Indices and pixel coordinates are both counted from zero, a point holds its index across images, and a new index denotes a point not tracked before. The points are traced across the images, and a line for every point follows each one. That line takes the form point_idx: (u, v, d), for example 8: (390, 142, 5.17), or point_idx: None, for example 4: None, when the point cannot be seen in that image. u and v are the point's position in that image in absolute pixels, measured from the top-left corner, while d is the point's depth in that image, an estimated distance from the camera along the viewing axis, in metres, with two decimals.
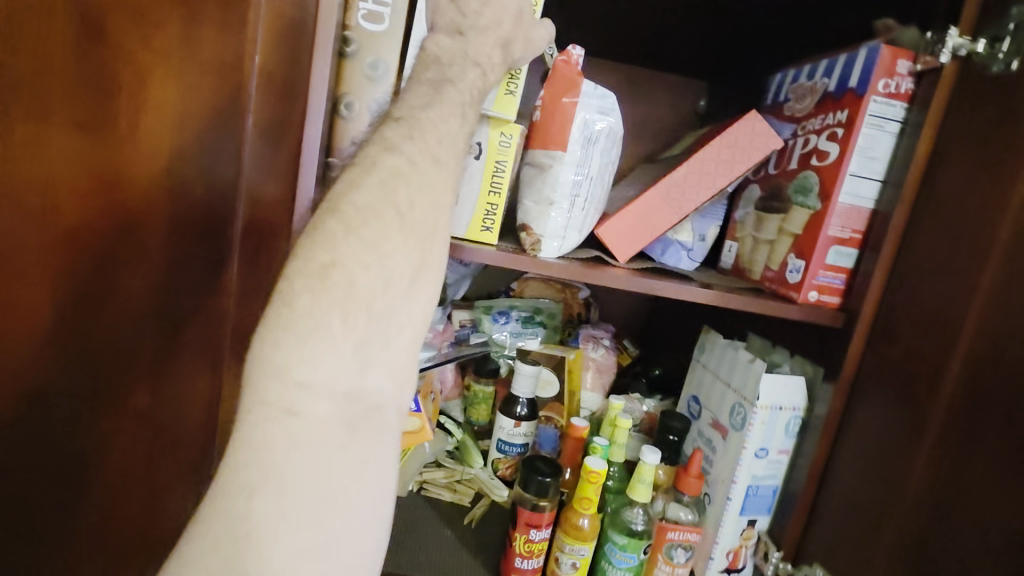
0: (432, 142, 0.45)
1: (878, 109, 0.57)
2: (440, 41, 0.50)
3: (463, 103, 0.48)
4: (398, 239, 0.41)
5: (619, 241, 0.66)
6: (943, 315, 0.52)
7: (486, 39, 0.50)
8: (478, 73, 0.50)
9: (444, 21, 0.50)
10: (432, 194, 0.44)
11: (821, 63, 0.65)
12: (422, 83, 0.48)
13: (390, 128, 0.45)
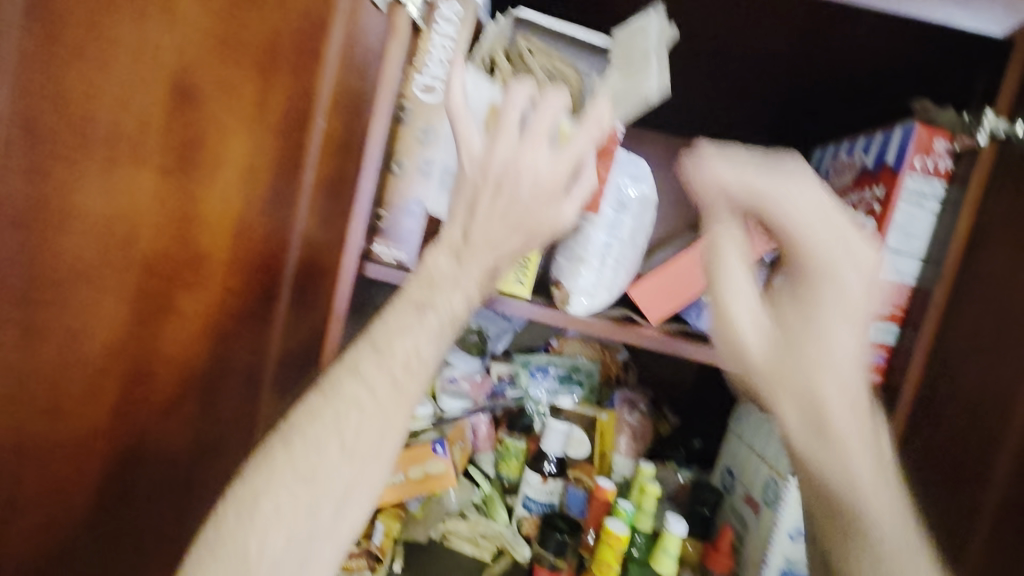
0: (398, 371, 0.50)
1: (916, 187, 0.57)
2: (440, 262, 0.52)
3: (441, 329, 0.51)
4: (378, 413, 0.49)
5: (652, 304, 0.67)
6: (987, 403, 0.49)
7: (481, 259, 0.53)
8: (464, 301, 0.52)
9: (452, 235, 0.53)
10: (382, 420, 0.49)
11: (860, 140, 0.65)
12: (406, 301, 0.51)
13: (363, 358, 0.49)
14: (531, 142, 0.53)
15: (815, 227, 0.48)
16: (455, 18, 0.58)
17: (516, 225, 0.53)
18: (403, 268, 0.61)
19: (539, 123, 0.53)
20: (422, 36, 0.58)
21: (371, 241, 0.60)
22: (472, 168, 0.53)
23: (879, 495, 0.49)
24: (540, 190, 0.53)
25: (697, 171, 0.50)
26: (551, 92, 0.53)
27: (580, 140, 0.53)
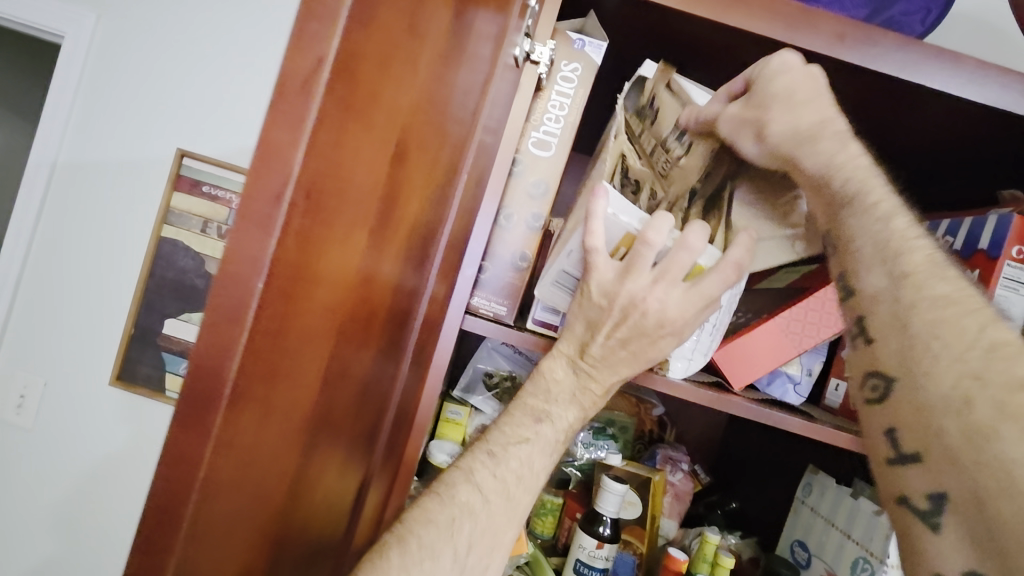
0: (511, 482, 0.48)
1: (1012, 273, 0.59)
2: (558, 372, 0.50)
3: (554, 445, 0.50)
4: (490, 529, 0.47)
5: (734, 370, 0.67)
6: None
7: (596, 382, 0.50)
8: (579, 416, 0.51)
9: (569, 347, 0.50)
10: (493, 532, 0.47)
11: (946, 221, 0.67)
12: (524, 410, 0.50)
13: (479, 465, 0.48)
14: (660, 286, 0.47)
15: (812, 86, 0.51)
16: (574, 76, 0.58)
17: (635, 359, 0.49)
18: (503, 323, 0.58)
19: (676, 264, 0.46)
20: (542, 93, 0.57)
21: (471, 294, 0.58)
22: (598, 293, 0.48)
23: (949, 369, 0.39)
24: (667, 331, 0.48)
25: (692, 114, 0.54)
26: (695, 225, 0.46)
27: (714, 280, 0.47)
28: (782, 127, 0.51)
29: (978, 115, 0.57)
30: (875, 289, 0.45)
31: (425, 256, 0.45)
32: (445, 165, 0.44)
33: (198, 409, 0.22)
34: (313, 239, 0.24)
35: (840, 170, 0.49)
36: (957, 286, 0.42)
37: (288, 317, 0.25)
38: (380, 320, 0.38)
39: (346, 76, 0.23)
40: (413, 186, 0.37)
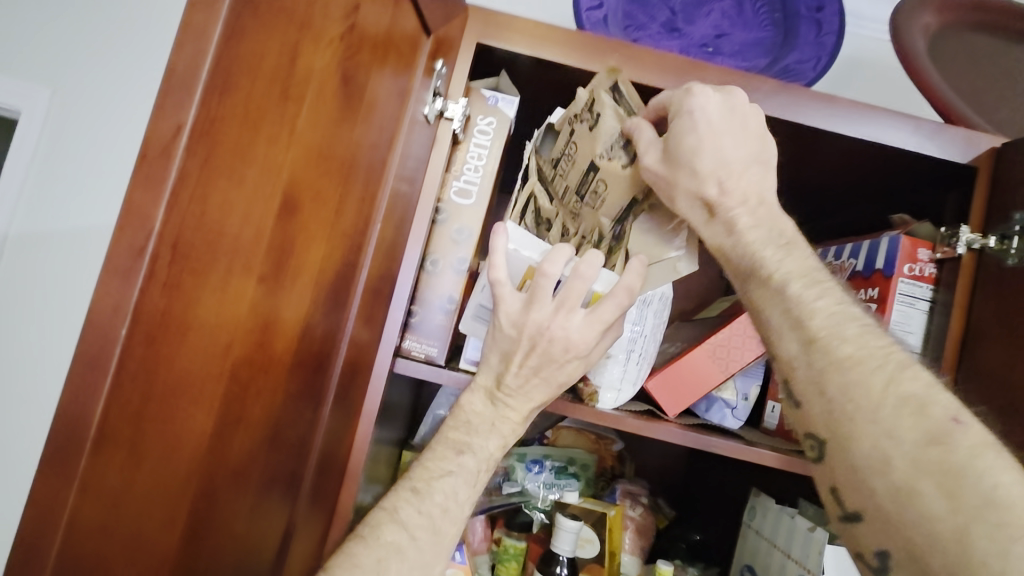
0: (438, 516, 0.49)
1: (906, 290, 0.62)
2: (475, 405, 0.53)
3: (476, 475, 0.51)
4: (421, 564, 0.47)
5: (668, 397, 0.69)
6: None
7: (514, 410, 0.52)
8: (499, 446, 0.52)
9: (486, 380, 0.53)
10: (423, 569, 0.47)
11: (847, 247, 0.71)
12: (445, 443, 0.52)
13: (405, 503, 0.48)
14: (561, 314, 0.50)
15: (722, 140, 0.52)
16: (490, 130, 0.62)
17: (547, 384, 0.52)
18: (434, 363, 0.61)
19: (572, 292, 0.49)
20: (460, 145, 0.62)
21: (402, 336, 0.60)
22: (505, 332, 0.51)
23: (868, 431, 0.42)
24: (572, 355, 0.51)
25: (638, 128, 0.53)
26: (589, 255, 0.49)
27: (609, 306, 0.50)
28: (690, 196, 0.53)
29: (857, 150, 0.63)
30: (789, 356, 0.47)
31: (343, 301, 0.47)
32: (362, 215, 0.47)
33: (64, 457, 0.24)
34: (182, 277, 0.27)
35: (737, 241, 0.52)
36: (865, 346, 0.44)
37: (154, 354, 0.27)
38: (282, 368, 0.39)
39: (228, 123, 0.27)
40: (312, 239, 0.39)
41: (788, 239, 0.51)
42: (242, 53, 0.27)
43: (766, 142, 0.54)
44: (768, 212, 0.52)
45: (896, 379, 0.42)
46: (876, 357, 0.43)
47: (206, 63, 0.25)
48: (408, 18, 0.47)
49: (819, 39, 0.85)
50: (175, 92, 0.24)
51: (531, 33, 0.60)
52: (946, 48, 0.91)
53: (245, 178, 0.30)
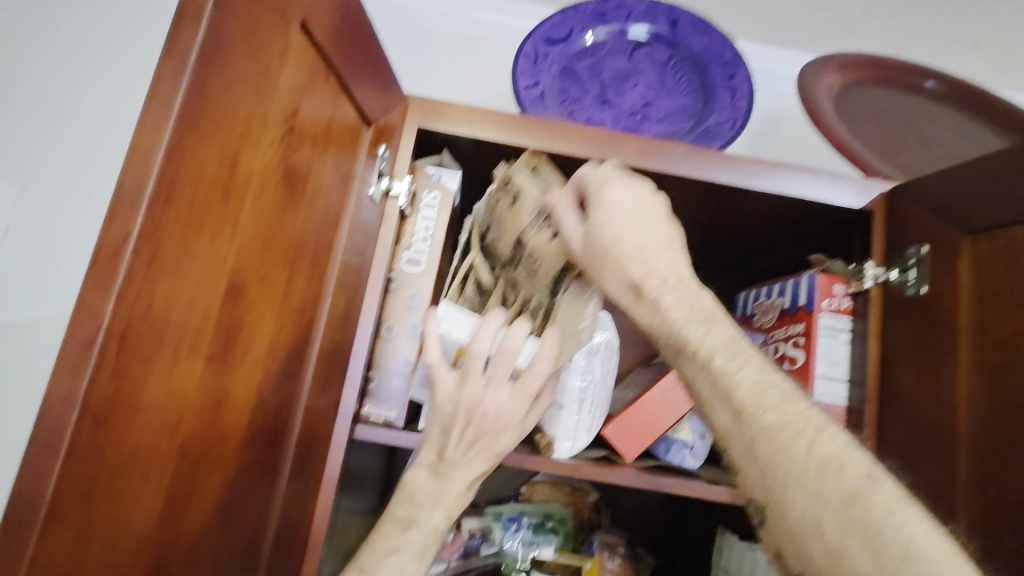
0: None
1: (828, 323, 0.68)
2: (419, 481, 0.58)
3: (422, 549, 0.56)
4: None
5: (625, 442, 0.72)
6: (933, 508, 0.55)
7: (456, 482, 0.57)
8: (442, 519, 0.57)
9: (427, 456, 0.57)
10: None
11: (775, 286, 0.77)
12: (392, 520, 0.57)
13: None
14: (491, 388, 0.55)
15: (636, 228, 0.57)
16: (435, 203, 0.68)
17: (486, 454, 0.57)
18: (393, 426, 0.63)
19: (499, 367, 0.55)
20: (407, 219, 0.67)
21: (361, 402, 0.63)
22: (443, 409, 0.56)
23: (798, 495, 0.43)
24: (505, 425, 0.56)
25: (560, 213, 0.60)
26: (512, 329, 0.55)
27: (532, 377, 0.55)
28: (617, 281, 0.56)
29: (767, 200, 0.70)
30: (723, 426, 0.49)
31: (296, 372, 0.50)
32: (311, 294, 0.50)
33: (12, 539, 0.26)
34: (131, 367, 0.30)
35: (663, 322, 0.54)
36: (785, 412, 0.46)
37: (102, 443, 0.29)
38: (231, 447, 0.41)
39: (174, 226, 0.31)
40: (260, 320, 0.42)
41: (710, 310, 0.54)
42: (185, 167, 0.31)
43: (676, 225, 0.59)
44: (687, 289, 0.55)
45: (815, 442, 0.44)
46: (797, 423, 0.46)
47: (151, 178, 0.29)
48: (349, 114, 0.53)
49: (734, 103, 0.95)
50: (123, 204, 0.28)
51: (466, 116, 0.67)
52: (851, 106, 1.01)
53: (190, 276, 0.33)
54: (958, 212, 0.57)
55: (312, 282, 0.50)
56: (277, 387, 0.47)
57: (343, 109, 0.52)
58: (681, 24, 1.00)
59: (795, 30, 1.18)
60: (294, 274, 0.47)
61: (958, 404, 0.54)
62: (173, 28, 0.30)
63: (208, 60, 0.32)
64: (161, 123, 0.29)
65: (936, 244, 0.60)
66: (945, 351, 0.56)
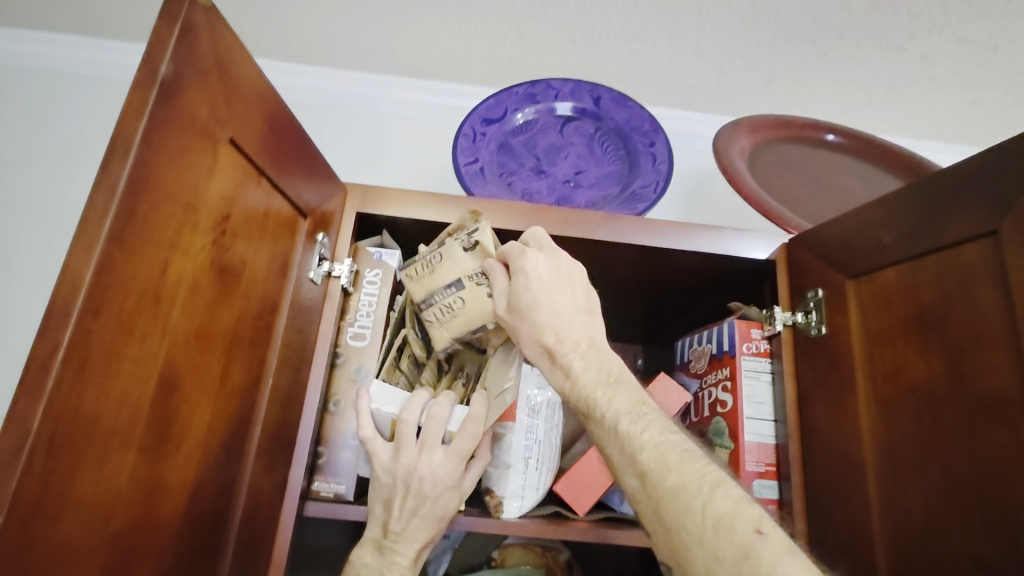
0: None
1: (750, 366, 0.74)
2: (365, 558, 0.63)
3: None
4: None
5: (576, 496, 0.73)
6: (854, 536, 0.58)
7: (400, 555, 0.62)
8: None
9: (373, 534, 0.63)
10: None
11: (704, 333, 0.82)
12: None
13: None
14: (424, 454, 0.62)
15: (552, 296, 0.61)
16: (377, 280, 0.72)
17: (426, 520, 0.62)
18: (343, 499, 0.65)
19: (431, 432, 0.62)
20: (351, 296, 0.71)
21: (312, 478, 0.65)
22: (382, 483, 0.62)
23: (699, 554, 0.44)
24: (441, 488, 0.62)
25: (493, 272, 0.63)
26: (438, 399, 0.64)
27: (463, 439, 0.62)
28: (534, 343, 0.61)
29: (683, 257, 0.77)
30: (633, 489, 0.50)
31: (238, 453, 0.53)
32: (250, 378, 0.53)
33: None
34: (59, 467, 0.33)
35: (575, 388, 0.58)
36: (682, 470, 0.48)
37: (33, 541, 0.31)
38: (166, 537, 0.43)
39: (102, 333, 0.35)
40: (194, 412, 0.45)
41: (617, 368, 0.59)
42: (114, 282, 0.35)
43: (591, 300, 0.65)
44: (596, 355, 0.60)
45: (709, 497, 0.46)
46: (692, 479, 0.47)
47: (80, 294, 0.33)
48: (285, 207, 0.58)
49: (656, 167, 1.04)
50: (53, 319, 0.32)
51: (402, 200, 0.73)
52: (763, 161, 1.11)
53: (121, 377, 0.37)
54: (842, 260, 0.65)
55: (252, 365, 0.53)
56: (219, 471, 0.49)
57: (279, 204, 0.57)
58: (603, 100, 1.10)
59: (711, 97, 1.31)
60: (231, 362, 0.50)
61: (864, 436, 0.59)
62: (104, 162, 0.35)
63: (136, 187, 0.36)
64: (91, 245, 0.34)
65: (832, 289, 0.66)
66: (848, 386, 0.62)
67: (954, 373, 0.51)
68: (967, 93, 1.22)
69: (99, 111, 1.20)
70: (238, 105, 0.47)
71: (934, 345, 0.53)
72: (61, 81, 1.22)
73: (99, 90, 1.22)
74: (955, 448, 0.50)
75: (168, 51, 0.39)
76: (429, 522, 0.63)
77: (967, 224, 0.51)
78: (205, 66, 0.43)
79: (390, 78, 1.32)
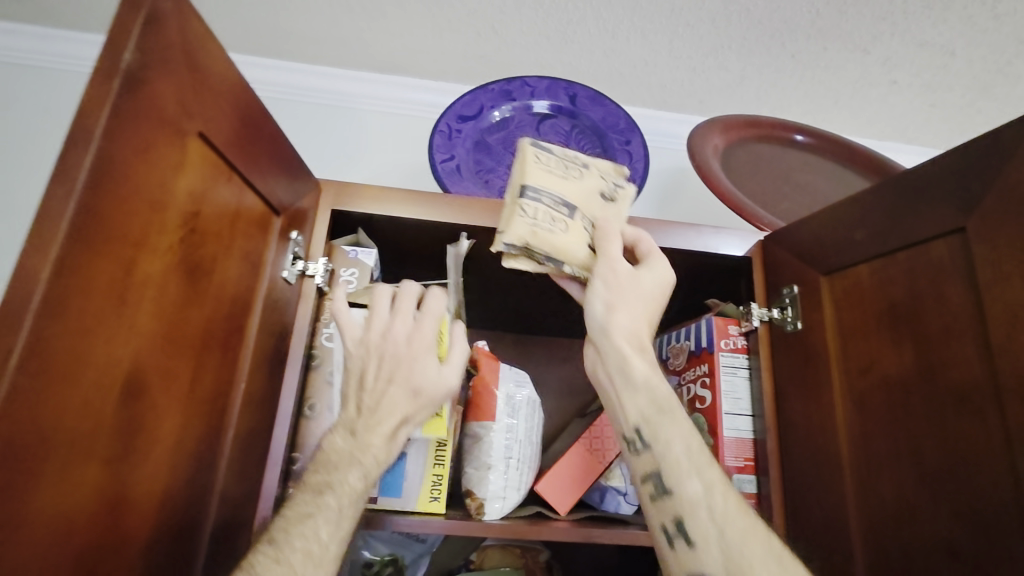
0: (297, 562, 0.51)
1: (728, 362, 0.74)
2: (336, 441, 0.58)
3: (336, 514, 0.55)
4: None
5: (558, 496, 0.73)
6: (831, 525, 0.59)
7: (374, 428, 0.58)
8: (360, 476, 0.57)
9: (346, 415, 0.60)
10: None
11: (682, 330, 0.83)
12: (307, 490, 0.56)
13: (260, 559, 0.50)
14: (395, 316, 0.62)
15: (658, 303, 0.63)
16: (353, 280, 0.69)
17: (402, 387, 0.60)
18: None
19: (403, 300, 0.63)
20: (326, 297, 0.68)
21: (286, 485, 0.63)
22: (355, 357, 0.62)
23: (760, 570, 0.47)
24: (415, 350, 0.61)
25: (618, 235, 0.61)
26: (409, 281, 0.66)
27: (432, 302, 0.63)
28: (629, 325, 0.60)
29: (662, 253, 0.77)
30: (694, 495, 0.52)
31: (211, 456, 0.50)
32: (223, 381, 0.51)
33: None
34: (17, 480, 0.30)
35: (659, 387, 0.59)
36: (741, 500, 0.52)
37: None
38: (134, 545, 0.41)
39: (62, 335, 0.33)
40: (163, 416, 0.43)
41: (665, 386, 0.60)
42: (74, 281, 0.33)
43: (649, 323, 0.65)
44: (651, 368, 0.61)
45: (763, 529, 0.51)
46: (748, 510, 0.52)
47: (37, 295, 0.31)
48: (257, 202, 0.56)
49: (632, 165, 1.05)
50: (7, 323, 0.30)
51: (378, 197, 0.71)
52: (736, 159, 1.12)
53: (85, 380, 0.34)
54: (815, 256, 0.67)
55: (223, 370, 0.51)
56: (190, 476, 0.47)
57: (250, 199, 0.54)
58: (579, 98, 1.10)
59: (684, 96, 1.32)
60: (202, 363, 0.48)
61: (840, 427, 0.60)
62: (63, 156, 0.33)
63: (99, 183, 0.34)
64: (49, 242, 0.32)
65: (807, 284, 0.67)
66: (823, 379, 0.63)
67: (924, 366, 0.52)
68: (926, 96, 1.26)
69: (57, 105, 1.14)
70: (209, 98, 0.45)
71: (905, 339, 0.54)
72: (13, 73, 1.15)
73: (55, 84, 1.16)
74: (928, 438, 0.51)
75: (132, 40, 0.37)
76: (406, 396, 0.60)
77: (937, 221, 0.53)
78: (173, 57, 0.41)
79: (361, 74, 1.29)
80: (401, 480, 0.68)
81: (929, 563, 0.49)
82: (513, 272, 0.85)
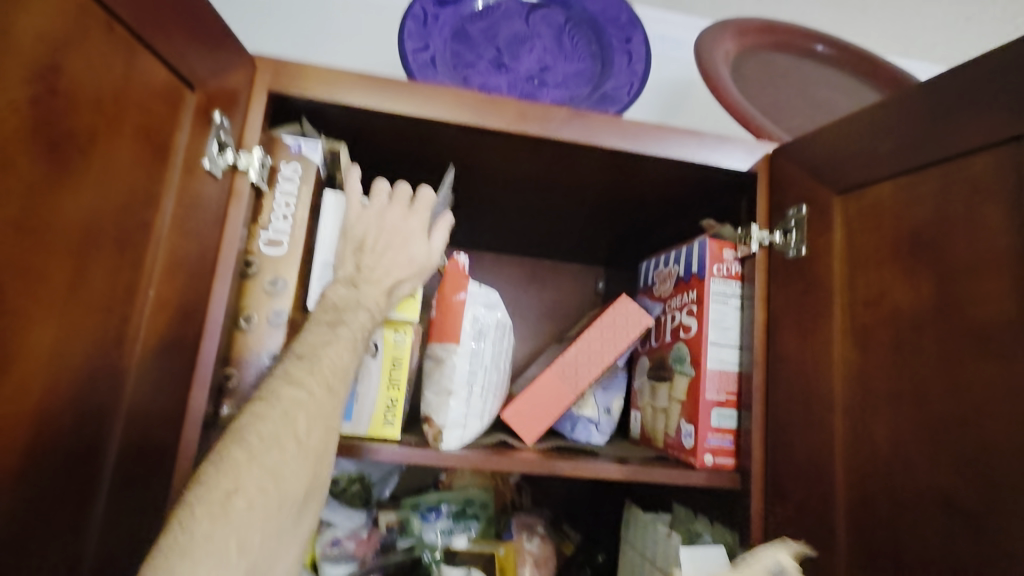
0: (328, 374, 0.53)
1: (718, 289, 0.67)
2: (340, 289, 0.58)
3: (355, 341, 0.55)
4: (312, 423, 0.50)
5: (525, 424, 0.68)
6: (812, 466, 0.55)
7: (377, 284, 0.59)
8: (370, 317, 0.57)
9: (346, 272, 0.59)
10: (323, 420, 0.51)
11: (671, 254, 0.76)
12: (322, 319, 0.56)
13: (294, 367, 0.52)
14: (393, 203, 0.62)
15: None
16: (296, 177, 0.60)
17: (403, 254, 0.61)
18: None
19: (398, 193, 0.63)
20: (265, 198, 0.59)
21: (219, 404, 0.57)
22: (353, 226, 0.61)
23: None
24: (416, 229, 0.62)
25: None
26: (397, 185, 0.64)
27: (425, 198, 0.63)
28: None
29: (656, 165, 0.68)
30: None
31: (113, 368, 0.43)
32: (123, 283, 0.43)
33: None
34: None
35: None
36: None
37: None
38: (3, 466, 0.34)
39: None
40: (32, 319, 0.35)
41: None
42: None
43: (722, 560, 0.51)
44: None
45: None
46: None
47: None
48: (160, 68, 0.45)
49: (631, 67, 0.92)
50: None
51: (326, 80, 0.60)
52: (747, 67, 1.00)
53: None
54: (830, 171, 0.58)
55: (121, 269, 0.43)
56: (81, 390, 0.40)
57: (148, 67, 0.44)
58: None
59: None
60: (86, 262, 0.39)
61: (834, 363, 0.54)
62: None
63: None
64: None
65: (817, 204, 0.59)
66: (822, 312, 0.57)
67: (942, 301, 0.45)
68: (964, 8, 1.12)
69: None
70: None
71: (924, 269, 0.47)
72: None
73: None
74: (936, 382, 0.45)
75: None
76: (402, 264, 0.61)
77: (985, 128, 0.43)
78: None
79: None
80: (352, 403, 0.62)
81: (917, 513, 0.45)
82: (487, 182, 0.76)
